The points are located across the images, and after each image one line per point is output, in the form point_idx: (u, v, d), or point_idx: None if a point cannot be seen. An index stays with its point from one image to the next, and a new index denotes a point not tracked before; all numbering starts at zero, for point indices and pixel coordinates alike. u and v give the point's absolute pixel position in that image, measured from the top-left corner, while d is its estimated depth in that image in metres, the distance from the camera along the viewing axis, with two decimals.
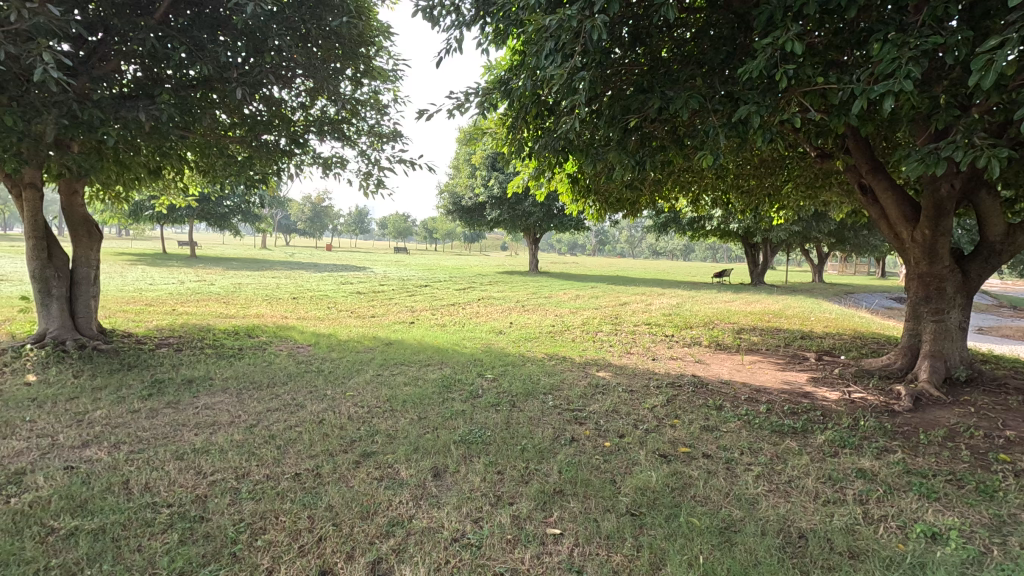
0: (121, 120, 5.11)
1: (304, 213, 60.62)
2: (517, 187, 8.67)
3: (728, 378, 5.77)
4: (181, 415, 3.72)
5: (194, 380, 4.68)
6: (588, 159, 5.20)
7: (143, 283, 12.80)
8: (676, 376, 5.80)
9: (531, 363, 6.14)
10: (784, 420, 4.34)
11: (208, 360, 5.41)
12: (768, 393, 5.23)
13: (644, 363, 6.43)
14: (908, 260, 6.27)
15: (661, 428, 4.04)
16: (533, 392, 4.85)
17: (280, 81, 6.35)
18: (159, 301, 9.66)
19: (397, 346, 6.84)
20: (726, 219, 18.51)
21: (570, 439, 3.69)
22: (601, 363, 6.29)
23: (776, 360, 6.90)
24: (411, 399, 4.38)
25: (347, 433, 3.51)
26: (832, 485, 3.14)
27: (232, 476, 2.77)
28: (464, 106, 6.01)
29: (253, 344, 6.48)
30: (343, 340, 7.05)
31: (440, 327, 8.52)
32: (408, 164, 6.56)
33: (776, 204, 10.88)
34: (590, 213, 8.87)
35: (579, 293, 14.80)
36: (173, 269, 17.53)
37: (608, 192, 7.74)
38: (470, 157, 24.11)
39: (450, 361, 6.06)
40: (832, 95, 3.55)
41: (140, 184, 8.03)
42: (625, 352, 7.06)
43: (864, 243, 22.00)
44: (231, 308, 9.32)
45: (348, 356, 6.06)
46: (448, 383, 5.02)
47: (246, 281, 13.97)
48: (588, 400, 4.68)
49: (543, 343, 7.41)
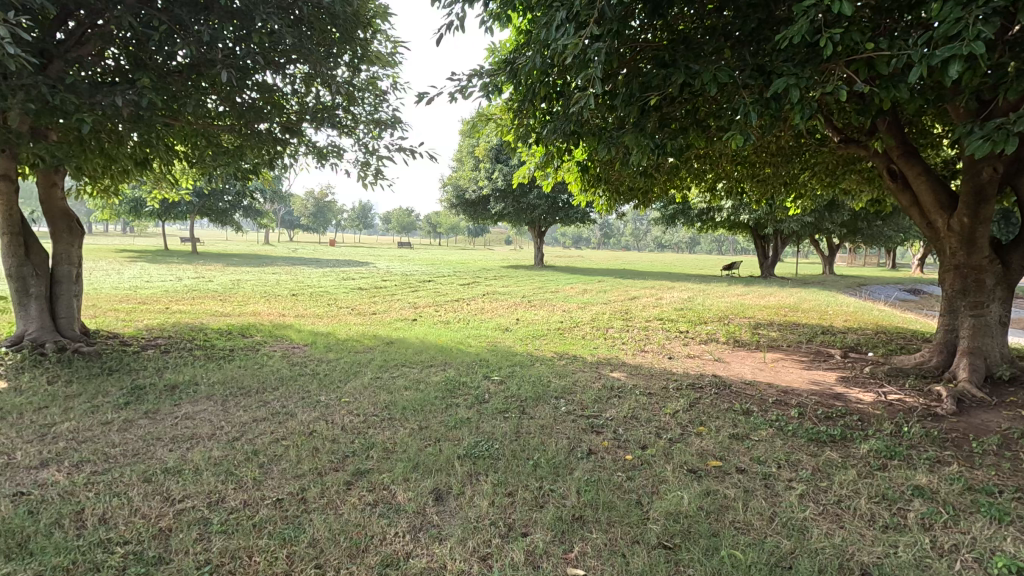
0: (97, 105, 4.75)
1: (307, 209, 60.38)
2: (523, 177, 8.28)
3: (752, 379, 5.39)
4: (156, 428, 3.37)
5: (178, 387, 4.33)
6: (601, 143, 4.81)
7: (140, 280, 12.47)
8: (696, 376, 5.42)
9: (540, 363, 5.77)
10: (820, 427, 3.95)
11: (195, 363, 5.06)
12: (797, 395, 4.84)
13: (661, 362, 6.04)
14: (943, 250, 5.85)
15: (686, 438, 3.67)
16: (544, 396, 4.49)
17: (272, 66, 6.00)
18: (153, 299, 9.33)
19: (397, 345, 6.48)
20: (736, 210, 18.04)
21: (587, 452, 3.32)
22: (614, 363, 5.90)
23: (800, 357, 6.50)
24: (411, 406, 4.02)
25: (339, 448, 3.15)
26: (888, 507, 2.75)
27: (204, 504, 2.42)
28: (467, 90, 5.61)
29: (246, 344, 6.13)
30: (341, 340, 6.69)
31: (444, 324, 8.15)
32: (410, 153, 6.20)
33: (793, 194, 10.44)
34: (600, 204, 8.47)
35: (586, 287, 14.38)
36: (172, 266, 17.23)
37: (619, 181, 7.34)
38: (473, 149, 23.66)
39: (454, 362, 5.70)
40: (881, 65, 3.14)
41: (129, 177, 7.69)
42: (639, 350, 6.67)
43: (879, 235, 21.21)
44: (227, 306, 8.97)
45: (346, 357, 5.71)
46: (452, 387, 4.65)
47: (246, 277, 13.66)
48: (604, 405, 4.31)
49: (551, 341, 7.02)
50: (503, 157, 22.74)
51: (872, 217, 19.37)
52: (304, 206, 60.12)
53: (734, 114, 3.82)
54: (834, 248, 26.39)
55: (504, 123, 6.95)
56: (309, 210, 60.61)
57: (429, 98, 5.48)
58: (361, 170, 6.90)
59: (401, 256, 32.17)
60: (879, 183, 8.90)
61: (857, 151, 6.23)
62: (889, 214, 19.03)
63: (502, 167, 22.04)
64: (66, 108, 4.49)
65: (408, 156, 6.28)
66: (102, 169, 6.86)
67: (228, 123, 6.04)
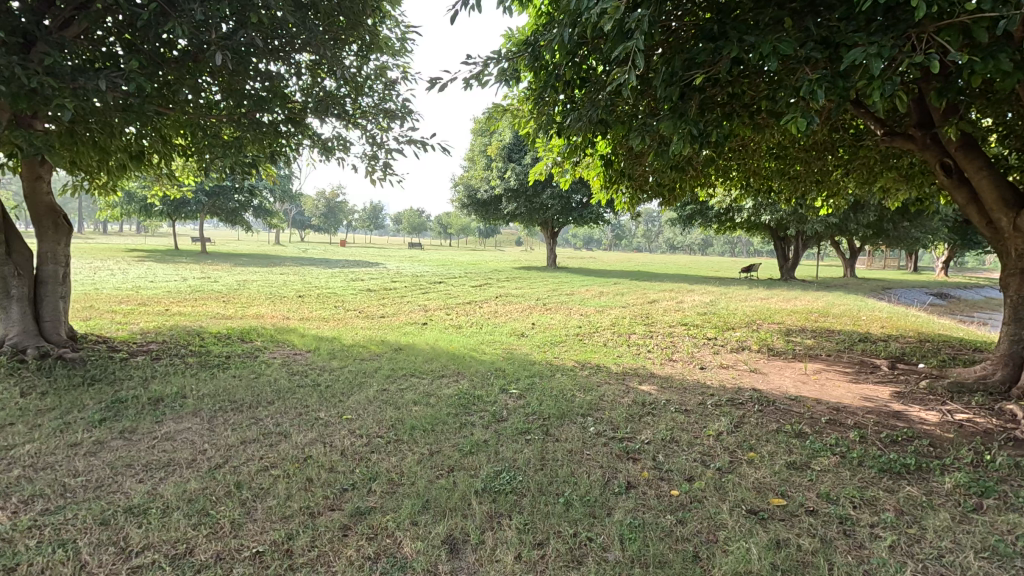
0: (80, 91, 4.35)
1: (318, 209, 60.43)
2: (539, 174, 7.82)
3: (795, 393, 4.87)
4: (129, 452, 2.94)
5: (163, 401, 3.90)
6: (633, 131, 4.33)
7: (144, 280, 12.14)
8: (734, 391, 4.91)
9: (561, 374, 5.28)
10: (889, 455, 3.44)
11: (186, 373, 4.64)
12: (852, 414, 4.32)
13: (692, 373, 5.54)
14: (1011, 252, 5.30)
15: (737, 467, 3.18)
16: (569, 413, 4.01)
17: (275, 54, 5.61)
18: (153, 301, 8.96)
19: (406, 352, 6.03)
20: (757, 210, 17.42)
21: (625, 486, 2.85)
22: (642, 374, 5.41)
23: (843, 368, 5.96)
24: (420, 426, 3.56)
25: (337, 480, 2.70)
26: (1002, 566, 2.24)
27: (168, 558, 1.99)
28: (484, 75, 5.15)
29: (245, 350, 5.71)
30: (347, 346, 6.26)
31: (456, 329, 7.69)
32: (420, 145, 5.78)
33: (823, 193, 9.89)
34: (621, 201, 7.98)
35: (602, 289, 13.86)
36: (179, 266, 16.91)
37: (645, 177, 6.85)
38: (485, 148, 23.22)
39: (467, 371, 5.23)
40: (980, 32, 2.63)
41: (128, 173, 7.33)
42: (666, 359, 6.16)
43: (905, 235, 20.19)
44: (230, 308, 8.58)
45: (351, 365, 5.26)
46: (465, 402, 4.18)
47: (252, 278, 13.28)
48: (638, 425, 3.83)
49: (571, 348, 6.53)
50: (515, 156, 22.29)
51: (899, 218, 18.66)
52: (315, 206, 60.26)
53: (794, 94, 3.34)
54: (856, 250, 25.59)
55: (523, 114, 6.52)
56: (319, 210, 60.72)
57: (442, 85, 5.05)
58: (369, 164, 6.50)
59: (411, 257, 31.79)
60: (919, 181, 8.35)
61: (907, 145, 5.70)
62: (916, 215, 18.34)
63: (515, 166, 21.57)
64: (45, 92, 4.10)
65: (418, 148, 5.86)
66: (98, 163, 6.50)
67: (228, 117, 5.62)
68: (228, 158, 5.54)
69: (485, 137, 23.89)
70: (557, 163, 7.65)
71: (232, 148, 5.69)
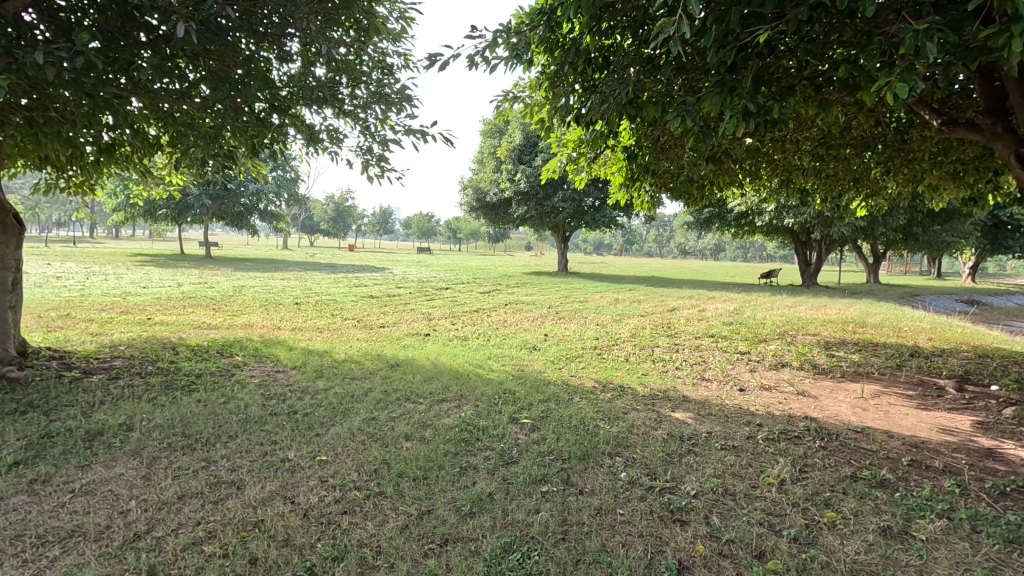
0: (15, 66, 3.71)
1: (327, 214, 60.33)
2: (553, 171, 7.13)
3: (859, 424, 4.10)
4: (26, 515, 2.27)
5: (101, 436, 3.21)
6: (669, 111, 3.63)
7: (138, 286, 11.58)
8: (785, 420, 4.15)
9: (580, 399, 4.54)
10: (1008, 516, 2.67)
11: (143, 397, 3.97)
12: (937, 453, 3.54)
13: (732, 397, 4.78)
14: None
15: (816, 534, 2.45)
16: (593, 453, 3.28)
17: (258, 34, 5.00)
18: (137, 308, 8.33)
19: (402, 369, 5.32)
20: (780, 214, 16.63)
21: (676, 569, 2.13)
22: (674, 398, 4.67)
23: (905, 391, 5.16)
24: (410, 473, 2.86)
25: (291, 563, 2.01)
26: None
27: None
28: (491, 51, 4.48)
29: (220, 366, 5.04)
30: (338, 361, 5.58)
31: (461, 341, 6.97)
32: (420, 136, 5.12)
33: (863, 194, 9.09)
34: (643, 201, 7.24)
35: (618, 297, 13.08)
36: (178, 270, 16.35)
37: (671, 172, 6.12)
38: (494, 150, 22.61)
39: (472, 394, 4.53)
40: None
41: (107, 170, 6.75)
42: (699, 379, 5.40)
43: (936, 241, 19.14)
44: (218, 317, 7.95)
45: (339, 387, 4.58)
46: (467, 438, 3.46)
47: (251, 284, 12.68)
48: (680, 471, 3.09)
49: (589, 365, 5.80)
50: (525, 158, 21.64)
51: (929, 221, 17.74)
52: (326, 210, 60.27)
53: (882, 56, 2.64)
54: (879, 254, 24.59)
55: (537, 102, 5.84)
56: (328, 213, 60.70)
57: (442, 63, 4.40)
58: (365, 159, 5.88)
59: (419, 262, 31.17)
60: (970, 179, 7.58)
61: (971, 135, 5.05)
62: (948, 217, 17.41)
63: (525, 168, 20.94)
64: None
65: (418, 140, 5.20)
66: (67, 157, 5.90)
67: (194, 102, 4.95)
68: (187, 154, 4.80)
69: (494, 139, 23.31)
70: (573, 160, 6.99)
71: (196, 140, 5.02)
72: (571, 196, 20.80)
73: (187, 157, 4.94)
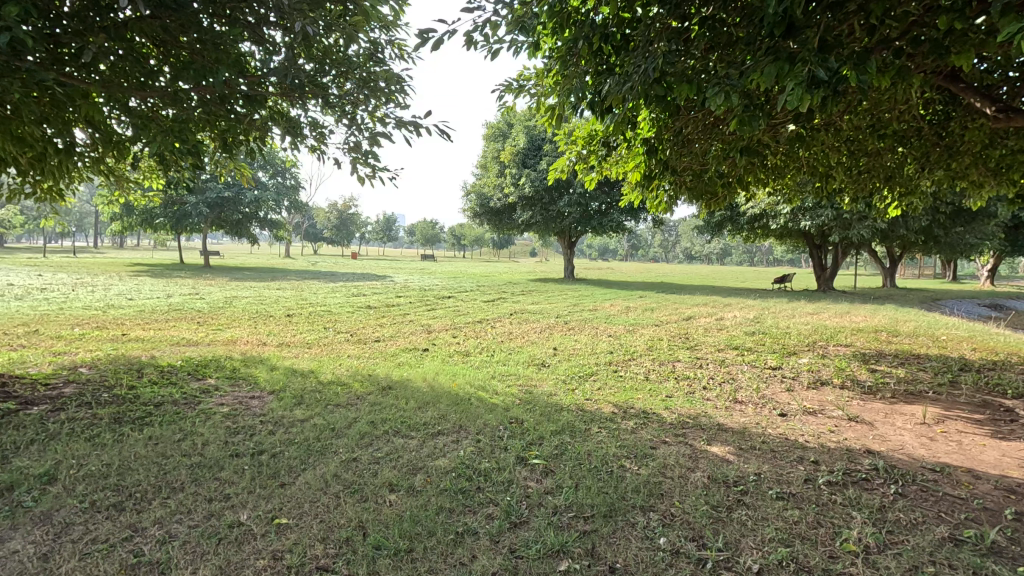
0: None
1: (330, 222, 60.07)
2: (560, 170, 6.54)
3: (934, 462, 3.43)
4: None
5: (11, 492, 2.60)
6: (711, 87, 2.99)
7: (124, 297, 11.03)
8: (845, 456, 3.49)
9: (599, 429, 3.88)
10: None
11: (83, 434, 3.34)
12: None
13: (774, 425, 4.12)
14: None
15: None
16: (623, 509, 2.64)
17: (234, 19, 4.42)
18: (114, 323, 7.74)
19: (394, 393, 4.68)
20: (796, 214, 15.96)
21: None
22: (709, 427, 4.01)
23: (973, 415, 4.48)
24: (391, 544, 2.23)
25: None
26: None
27: None
28: (490, 27, 3.87)
29: (187, 392, 4.42)
30: (323, 384, 4.96)
31: (462, 357, 6.32)
32: (412, 129, 4.51)
33: (895, 194, 8.43)
34: (658, 201, 6.62)
35: (630, 305, 12.41)
36: (171, 280, 15.81)
37: (693, 167, 5.49)
38: (497, 154, 22.07)
39: (473, 424, 3.90)
40: None
41: (76, 173, 6.20)
42: (732, 402, 4.74)
43: (959, 244, 18.40)
44: (200, 332, 7.34)
45: (318, 417, 3.95)
46: (465, 488, 2.82)
47: (244, 294, 12.10)
48: (732, 534, 2.45)
49: (606, 385, 5.15)
50: (529, 162, 21.06)
51: (950, 222, 17.03)
52: (330, 218, 59.98)
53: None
54: (896, 258, 23.80)
55: (544, 91, 5.24)
56: (332, 220, 60.40)
57: (436, 40, 3.81)
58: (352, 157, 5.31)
59: (422, 270, 30.63)
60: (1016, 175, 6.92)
61: None
62: (971, 218, 16.72)
63: (529, 172, 20.37)
64: None
65: (410, 133, 4.60)
66: (24, 159, 5.33)
67: (157, 92, 4.38)
68: (147, 151, 4.19)
69: (498, 143, 22.80)
70: (583, 157, 6.38)
71: (161, 135, 4.44)
72: (577, 201, 20.17)
73: (149, 158, 4.34)
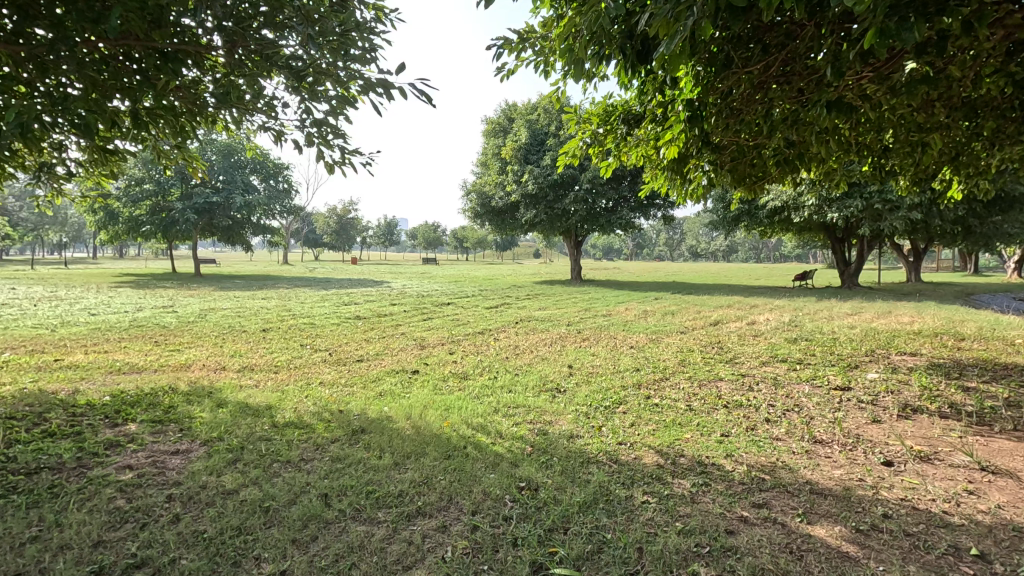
0: None
1: (330, 227, 59.13)
2: (569, 155, 5.43)
3: None
4: None
5: None
6: None
7: (88, 312, 9.94)
8: (1019, 541, 2.35)
9: (646, 499, 2.74)
10: None
11: None
12: None
13: (885, 482, 2.97)
14: None
15: None
16: None
17: None
18: (54, 345, 6.64)
19: (365, 441, 3.54)
20: (822, 206, 14.79)
21: None
22: (800, 491, 2.85)
23: None
24: None
25: None
26: None
27: None
28: None
29: (87, 447, 3.30)
30: (276, 427, 3.83)
31: (458, 382, 5.19)
32: (380, 90, 3.41)
33: (955, 177, 7.26)
34: (688, 187, 5.47)
35: (647, 309, 11.24)
36: (149, 291, 14.71)
37: (739, 138, 4.37)
38: (499, 150, 20.96)
39: (467, 494, 2.76)
40: None
41: None
42: (811, 443, 3.59)
43: (995, 234, 17.11)
44: (151, 355, 6.23)
45: (252, 486, 2.82)
46: None
47: (222, 306, 10.98)
48: None
49: (641, 421, 4.01)
50: (533, 157, 19.89)
51: (985, 211, 15.80)
52: (330, 223, 59.02)
53: None
54: (921, 250, 22.46)
55: (550, 46, 4.12)
56: (331, 226, 59.39)
57: None
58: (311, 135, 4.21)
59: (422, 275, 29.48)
60: None
61: None
62: (1009, 205, 15.50)
63: (532, 168, 19.21)
64: None
65: (380, 97, 3.48)
66: None
67: (36, 45, 3.26)
68: (11, 122, 3.01)
69: (498, 138, 21.69)
70: (598, 138, 5.26)
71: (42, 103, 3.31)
72: (583, 197, 19.02)
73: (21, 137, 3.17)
